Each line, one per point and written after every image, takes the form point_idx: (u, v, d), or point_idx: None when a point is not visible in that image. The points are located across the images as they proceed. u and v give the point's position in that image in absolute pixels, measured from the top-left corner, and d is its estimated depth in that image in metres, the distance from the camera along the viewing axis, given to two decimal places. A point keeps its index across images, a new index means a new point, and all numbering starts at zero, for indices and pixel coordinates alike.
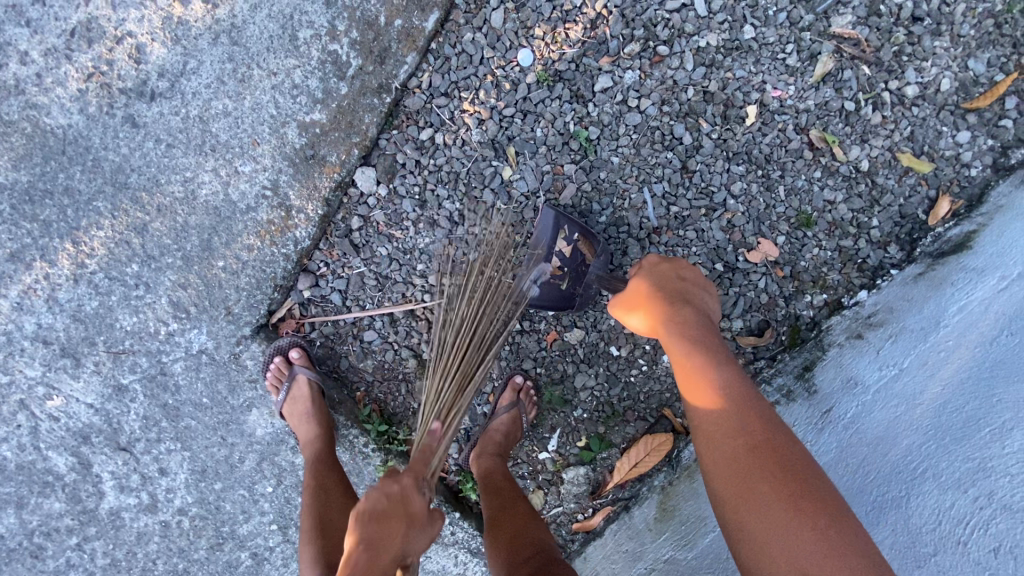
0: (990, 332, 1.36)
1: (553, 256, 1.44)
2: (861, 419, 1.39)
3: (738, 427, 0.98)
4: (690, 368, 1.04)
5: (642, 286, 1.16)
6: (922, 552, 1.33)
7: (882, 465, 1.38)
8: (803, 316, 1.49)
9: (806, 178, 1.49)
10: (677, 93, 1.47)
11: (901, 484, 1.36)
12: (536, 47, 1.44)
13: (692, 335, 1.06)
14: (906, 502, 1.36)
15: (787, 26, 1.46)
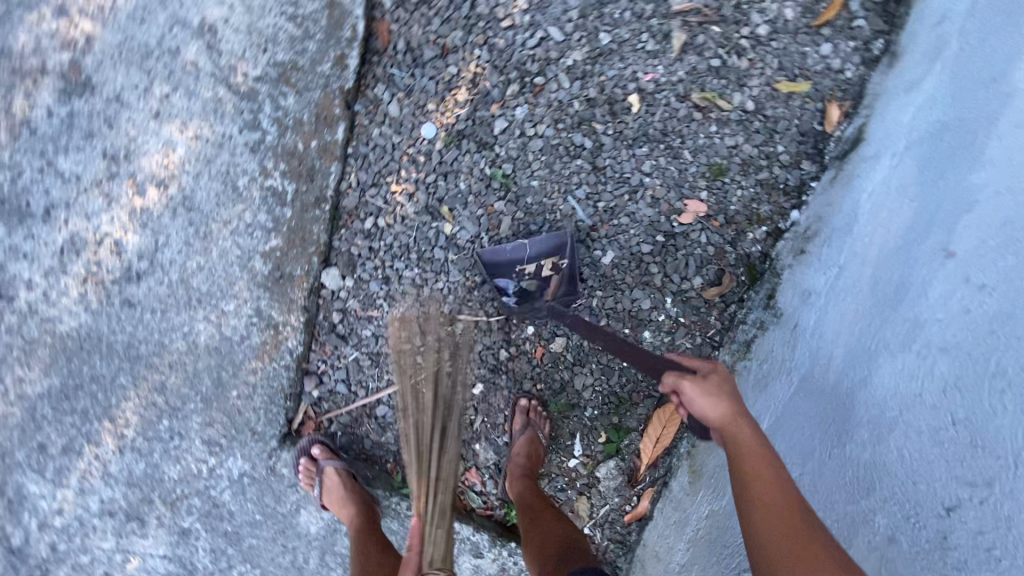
0: (903, 199, 1.44)
1: (531, 263, 1.63)
2: (822, 322, 1.48)
3: (784, 508, 1.12)
4: (762, 460, 1.15)
5: (721, 387, 1.20)
6: (888, 417, 1.40)
7: (845, 353, 1.45)
8: (752, 253, 1.61)
9: (705, 135, 1.64)
10: (565, 110, 1.66)
11: (858, 363, 1.44)
12: (435, 119, 1.65)
13: (751, 424, 1.18)
14: (867, 377, 1.42)
15: (635, 20, 1.65)
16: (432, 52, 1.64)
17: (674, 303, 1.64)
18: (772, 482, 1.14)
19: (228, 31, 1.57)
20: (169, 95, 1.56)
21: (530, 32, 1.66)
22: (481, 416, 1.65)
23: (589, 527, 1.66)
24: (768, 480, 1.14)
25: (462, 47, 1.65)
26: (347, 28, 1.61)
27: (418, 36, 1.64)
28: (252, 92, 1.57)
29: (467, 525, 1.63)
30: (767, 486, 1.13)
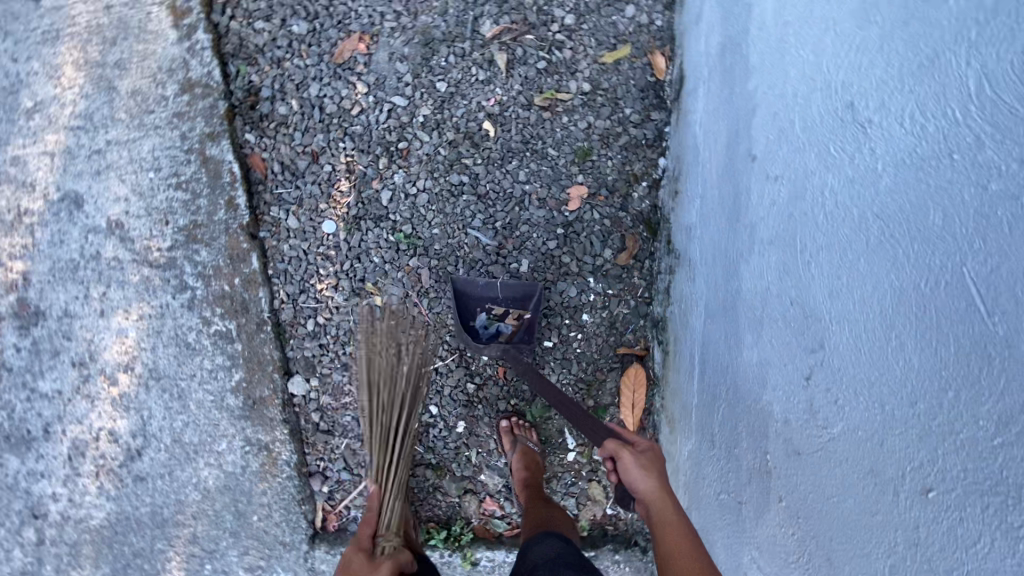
0: (722, 80, 1.32)
1: (499, 304, 1.72)
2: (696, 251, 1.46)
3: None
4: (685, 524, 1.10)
5: (648, 456, 1.21)
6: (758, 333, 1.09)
7: (721, 259, 1.26)
8: (645, 209, 1.75)
9: (560, 128, 1.78)
10: (435, 159, 1.81)
11: (733, 263, 1.19)
12: (330, 214, 1.82)
13: (671, 500, 1.13)
14: (742, 275, 1.15)
15: (460, 60, 1.82)
16: (305, 160, 1.83)
17: (597, 280, 1.75)
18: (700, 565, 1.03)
19: (133, 219, 1.78)
20: (106, 291, 1.77)
21: (379, 108, 1.83)
22: (476, 448, 1.77)
23: (610, 506, 1.76)
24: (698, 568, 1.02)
25: (328, 146, 1.83)
26: (226, 173, 1.80)
27: (288, 153, 1.83)
28: (171, 260, 1.77)
29: (501, 548, 1.75)
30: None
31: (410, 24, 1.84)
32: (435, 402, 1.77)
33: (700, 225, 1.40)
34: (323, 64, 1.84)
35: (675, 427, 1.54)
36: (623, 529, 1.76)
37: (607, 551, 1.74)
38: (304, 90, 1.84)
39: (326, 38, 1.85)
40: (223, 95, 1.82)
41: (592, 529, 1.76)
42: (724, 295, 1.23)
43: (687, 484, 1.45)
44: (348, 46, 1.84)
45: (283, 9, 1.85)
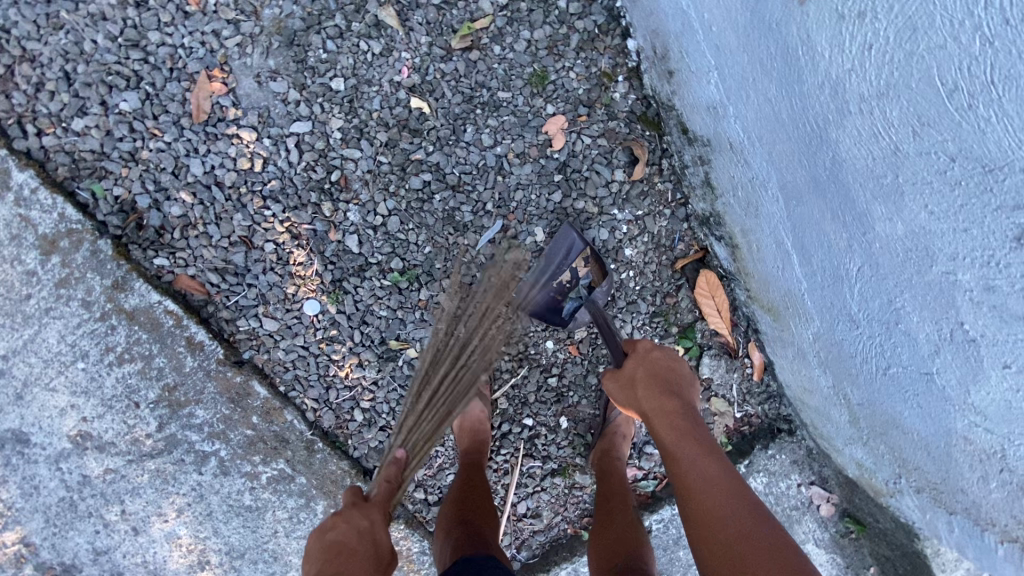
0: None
1: (568, 271, 1.54)
2: (729, 129, 1.23)
3: (715, 491, 1.07)
4: (686, 428, 1.17)
5: (635, 374, 1.28)
6: (889, 200, 0.90)
7: (788, 131, 1.05)
8: (634, 106, 1.48)
9: (499, 63, 1.45)
10: (381, 171, 1.47)
11: (814, 131, 0.98)
12: (306, 294, 1.50)
13: (669, 406, 1.20)
14: (835, 143, 0.95)
15: (342, 41, 1.42)
16: (240, 252, 1.47)
17: (620, 208, 1.53)
18: (702, 466, 1.11)
19: (97, 423, 1.44)
20: (124, 508, 1.47)
21: (284, 148, 1.45)
22: (588, 431, 1.63)
23: (738, 410, 1.66)
24: (698, 472, 1.10)
25: (254, 222, 1.47)
26: (165, 316, 1.44)
27: (216, 254, 1.46)
28: (170, 439, 1.46)
29: (663, 506, 1.64)
30: (695, 478, 1.09)
31: (257, 28, 1.41)
32: (528, 414, 1.61)
33: (734, 101, 1.16)
34: (188, 130, 1.43)
35: (779, 314, 1.43)
36: (761, 424, 1.67)
37: (761, 453, 1.65)
38: (186, 173, 1.44)
39: (171, 98, 1.42)
40: (97, 231, 1.40)
41: (732, 439, 1.68)
42: (811, 170, 1.04)
43: (821, 364, 1.36)
44: (201, 94, 1.42)
45: (94, 89, 1.40)
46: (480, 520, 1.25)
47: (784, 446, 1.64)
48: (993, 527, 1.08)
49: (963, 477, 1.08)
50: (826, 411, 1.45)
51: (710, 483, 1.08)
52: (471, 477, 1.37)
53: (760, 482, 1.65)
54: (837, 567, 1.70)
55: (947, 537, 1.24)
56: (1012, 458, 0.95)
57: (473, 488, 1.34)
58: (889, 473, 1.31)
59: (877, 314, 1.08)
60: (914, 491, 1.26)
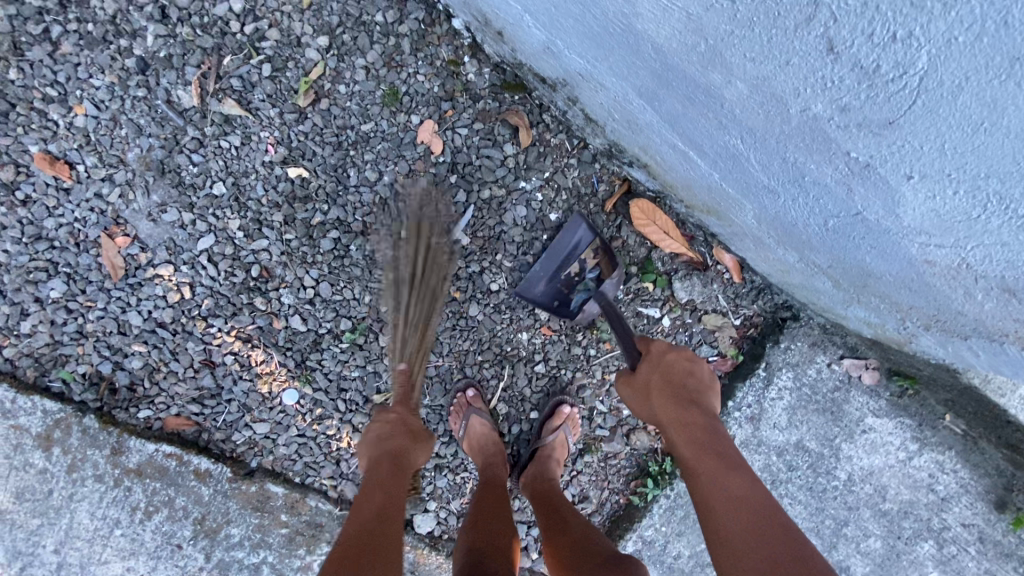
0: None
1: (576, 266, 1.50)
2: (570, 62, 1.17)
3: (738, 506, 0.97)
4: (707, 438, 1.09)
5: (650, 381, 1.21)
6: (714, 64, 0.82)
7: (607, 40, 0.98)
8: (493, 78, 1.44)
9: (349, 100, 1.44)
10: (293, 247, 1.50)
11: (622, 30, 0.92)
12: (280, 387, 1.54)
13: (686, 412, 1.13)
14: (643, 35, 0.88)
15: (204, 149, 1.45)
16: (207, 375, 1.53)
17: (527, 179, 1.49)
18: (725, 480, 1.02)
19: None
20: None
21: (201, 267, 1.50)
22: (596, 399, 1.60)
23: (735, 318, 1.58)
24: (719, 486, 1.01)
25: (206, 344, 1.52)
26: (168, 459, 1.51)
27: (187, 387, 1.53)
28: (221, 565, 1.53)
29: None
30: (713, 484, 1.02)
31: (129, 173, 1.46)
32: (531, 408, 1.60)
33: (556, 34, 1.10)
34: (115, 290, 1.50)
35: (718, 212, 1.34)
36: (764, 321, 1.58)
37: (775, 350, 1.55)
38: (131, 328, 1.51)
39: (88, 269, 1.49)
40: (79, 411, 1.50)
41: (742, 348, 1.59)
42: (646, 68, 0.97)
43: (780, 243, 1.26)
44: (110, 253, 1.48)
45: (22, 291, 1.48)
46: (490, 549, 1.19)
47: (796, 333, 1.54)
48: (1009, 337, 0.96)
49: (954, 299, 0.97)
50: (811, 285, 1.34)
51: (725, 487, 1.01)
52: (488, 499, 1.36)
53: (788, 378, 1.56)
54: (906, 428, 1.58)
55: (978, 362, 1.12)
56: (977, 263, 0.84)
57: (494, 508, 1.33)
58: (895, 321, 1.20)
59: (783, 175, 0.99)
60: (924, 330, 1.14)
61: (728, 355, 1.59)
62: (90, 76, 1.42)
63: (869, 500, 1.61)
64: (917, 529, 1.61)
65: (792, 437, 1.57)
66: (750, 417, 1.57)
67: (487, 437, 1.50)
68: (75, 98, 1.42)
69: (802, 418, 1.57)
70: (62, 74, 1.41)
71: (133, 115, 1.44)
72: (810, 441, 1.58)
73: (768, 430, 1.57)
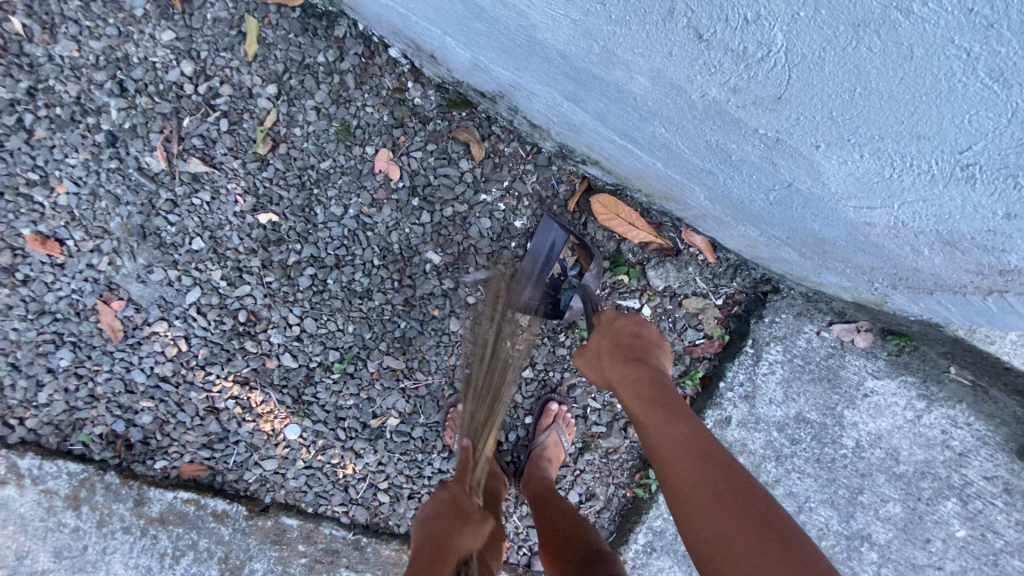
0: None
1: (557, 264, 1.53)
2: (498, 76, 1.19)
3: (686, 452, 0.99)
4: (654, 393, 1.09)
5: (600, 347, 1.20)
6: (612, 62, 0.83)
7: (517, 51, 0.99)
8: (438, 99, 1.48)
9: (305, 142, 1.49)
10: (273, 289, 1.55)
11: (526, 41, 0.94)
12: (281, 424, 1.60)
13: (635, 372, 1.12)
14: (544, 42, 0.90)
15: (178, 209, 1.52)
16: (212, 421, 1.60)
17: (487, 191, 1.52)
18: (674, 430, 1.03)
19: None
20: None
21: (192, 320, 1.57)
22: (588, 397, 1.60)
23: (716, 298, 1.56)
24: (665, 438, 1.03)
25: (207, 392, 1.59)
26: (186, 505, 1.59)
27: (196, 434, 1.60)
28: None
29: None
30: (666, 448, 1.02)
31: (113, 241, 1.55)
32: (525, 413, 1.61)
33: (478, 52, 1.12)
34: (117, 352, 1.59)
35: (674, 197, 1.34)
36: (746, 297, 1.56)
37: (761, 325, 1.53)
38: (137, 385, 1.60)
39: (91, 335, 1.58)
40: (101, 469, 1.59)
41: (727, 328, 1.58)
42: (560, 71, 0.98)
43: (737, 220, 1.25)
44: (107, 318, 1.57)
45: (35, 364, 1.58)
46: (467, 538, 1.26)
47: (779, 305, 1.51)
48: (970, 288, 0.94)
49: (908, 258, 0.95)
50: (780, 257, 1.33)
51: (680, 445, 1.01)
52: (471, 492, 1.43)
53: (778, 352, 1.53)
54: (910, 387, 1.53)
55: (952, 314, 1.09)
56: (910, 219, 0.82)
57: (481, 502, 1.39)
58: (865, 284, 1.18)
59: (712, 157, 0.98)
60: (893, 289, 1.12)
61: (714, 336, 1.58)
62: (65, 156, 1.51)
63: (882, 465, 1.57)
64: (937, 488, 1.56)
65: (790, 411, 1.55)
66: (744, 395, 1.55)
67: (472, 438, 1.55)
68: (56, 178, 1.52)
69: (798, 390, 1.54)
70: (41, 158, 1.51)
71: (110, 186, 1.52)
72: (810, 412, 1.55)
73: (766, 406, 1.55)
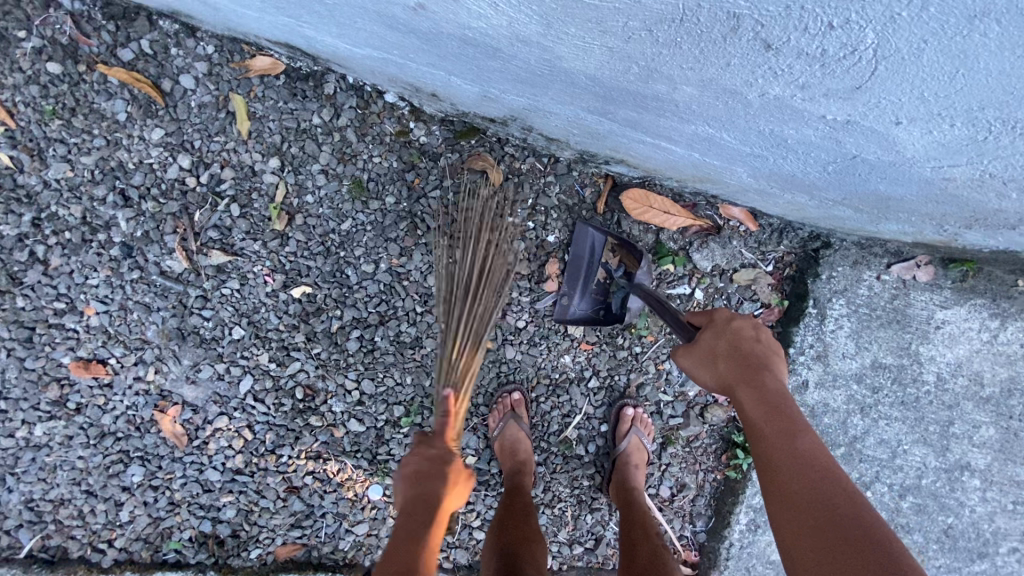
0: (303, 6, 0.93)
1: (600, 269, 1.49)
2: (509, 101, 1.12)
3: (807, 481, 0.86)
4: (777, 407, 0.93)
5: (715, 347, 1.01)
6: (654, 79, 0.78)
7: (536, 79, 0.93)
8: (444, 132, 1.43)
9: (320, 207, 1.45)
10: (324, 359, 1.53)
11: (545, 70, 0.88)
12: (363, 487, 1.59)
13: (758, 381, 0.95)
14: (570, 69, 0.84)
15: (210, 303, 1.49)
16: (295, 500, 1.59)
17: (514, 213, 1.48)
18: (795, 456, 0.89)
19: None
20: None
21: (251, 408, 1.55)
22: (657, 391, 1.58)
23: (767, 264, 1.52)
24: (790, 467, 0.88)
25: (282, 473, 1.58)
26: None
27: (283, 516, 1.59)
28: None
29: None
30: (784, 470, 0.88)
31: (154, 350, 1.52)
32: (599, 421, 1.59)
33: (488, 84, 1.05)
34: (186, 456, 1.57)
35: (710, 178, 1.29)
36: (797, 257, 1.52)
37: (819, 283, 1.49)
38: (213, 483, 1.58)
39: (156, 446, 1.56)
40: (200, 572, 1.59)
41: (784, 292, 1.54)
42: (585, 91, 0.92)
43: (784, 189, 1.20)
44: (169, 426, 1.55)
45: (109, 486, 1.57)
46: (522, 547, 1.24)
47: (833, 258, 1.47)
48: None
49: (989, 201, 0.90)
50: (833, 215, 1.28)
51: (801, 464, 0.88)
52: (514, 504, 1.38)
53: (841, 305, 1.49)
54: (981, 308, 1.50)
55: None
56: (1000, 171, 0.78)
57: (516, 514, 1.34)
58: (933, 228, 1.14)
59: (761, 142, 0.93)
60: (965, 229, 1.08)
61: (773, 304, 1.54)
62: (86, 277, 1.47)
63: (967, 391, 1.54)
64: None
65: (866, 360, 1.52)
66: (815, 355, 1.51)
67: (526, 442, 1.52)
68: (82, 301, 1.48)
69: (869, 337, 1.51)
70: (63, 286, 1.47)
71: (137, 297, 1.48)
72: (885, 357, 1.52)
73: (841, 361, 1.52)
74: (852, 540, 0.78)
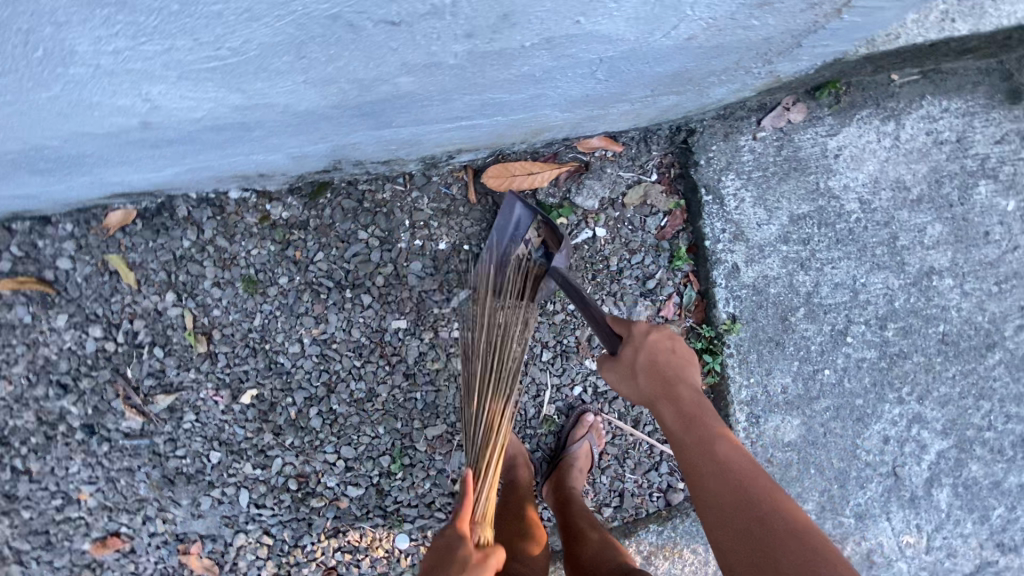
0: (79, 162, 1.00)
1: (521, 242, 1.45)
2: (315, 153, 1.18)
3: (723, 469, 1.04)
4: (691, 412, 1.11)
5: (634, 360, 1.16)
6: (369, 83, 0.87)
7: (302, 126, 0.97)
8: (302, 200, 1.49)
9: (228, 315, 1.51)
10: (299, 446, 1.58)
11: (295, 118, 0.93)
12: (389, 541, 1.62)
13: (670, 387, 1.13)
14: (306, 107, 0.90)
15: (178, 442, 1.57)
16: None
17: (399, 240, 1.52)
18: (712, 451, 1.06)
19: None
20: None
21: (258, 516, 1.60)
22: None
23: (649, 175, 1.51)
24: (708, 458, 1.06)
25: (312, 561, 1.63)
26: None
27: None
28: None
29: (716, 293, 1.50)
30: (704, 462, 1.06)
31: (151, 505, 1.59)
32: (570, 386, 1.60)
33: (280, 147, 1.09)
34: None
35: (542, 129, 1.29)
36: (674, 155, 1.51)
37: (702, 169, 1.48)
38: None
39: None
40: None
41: (679, 193, 1.52)
42: (346, 116, 0.96)
43: (601, 107, 1.20)
44: (197, 564, 1.61)
45: None
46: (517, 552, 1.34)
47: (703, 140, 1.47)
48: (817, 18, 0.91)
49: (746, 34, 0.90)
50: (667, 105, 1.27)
51: (717, 458, 1.05)
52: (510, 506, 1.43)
53: (733, 179, 1.48)
54: (868, 120, 1.48)
55: (833, 44, 1.05)
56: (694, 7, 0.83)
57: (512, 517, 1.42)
58: (747, 75, 1.13)
59: (522, 84, 0.95)
60: (770, 62, 1.07)
61: (673, 208, 1.52)
62: (66, 468, 1.56)
63: (896, 201, 1.50)
64: (961, 183, 1.50)
65: (783, 217, 1.49)
66: (733, 235, 1.50)
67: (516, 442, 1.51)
68: (73, 490, 1.57)
69: (775, 196, 1.49)
70: (50, 485, 1.56)
71: (116, 465, 1.57)
72: (800, 207, 1.49)
73: (760, 229, 1.49)
74: (756, 509, 0.98)
